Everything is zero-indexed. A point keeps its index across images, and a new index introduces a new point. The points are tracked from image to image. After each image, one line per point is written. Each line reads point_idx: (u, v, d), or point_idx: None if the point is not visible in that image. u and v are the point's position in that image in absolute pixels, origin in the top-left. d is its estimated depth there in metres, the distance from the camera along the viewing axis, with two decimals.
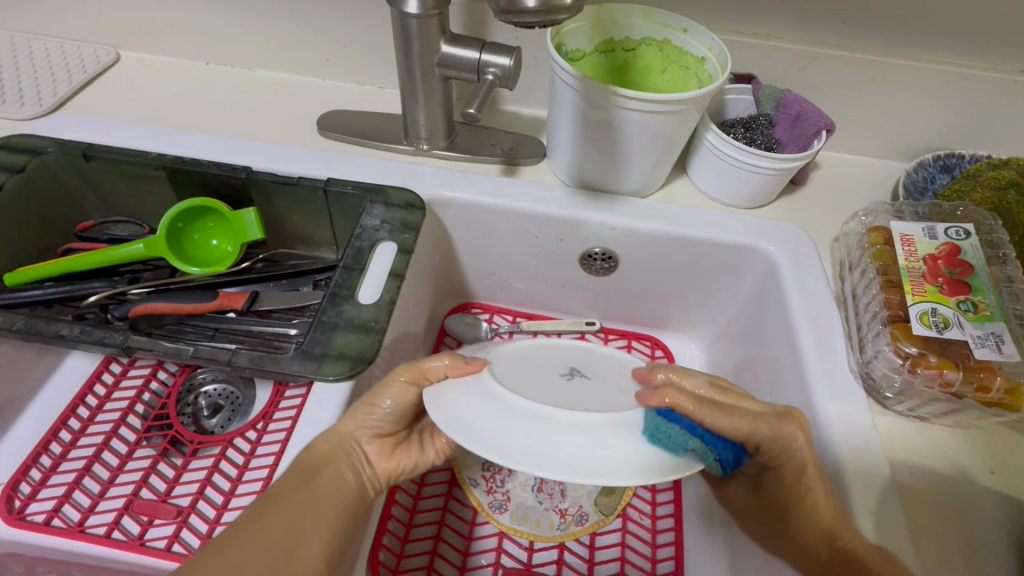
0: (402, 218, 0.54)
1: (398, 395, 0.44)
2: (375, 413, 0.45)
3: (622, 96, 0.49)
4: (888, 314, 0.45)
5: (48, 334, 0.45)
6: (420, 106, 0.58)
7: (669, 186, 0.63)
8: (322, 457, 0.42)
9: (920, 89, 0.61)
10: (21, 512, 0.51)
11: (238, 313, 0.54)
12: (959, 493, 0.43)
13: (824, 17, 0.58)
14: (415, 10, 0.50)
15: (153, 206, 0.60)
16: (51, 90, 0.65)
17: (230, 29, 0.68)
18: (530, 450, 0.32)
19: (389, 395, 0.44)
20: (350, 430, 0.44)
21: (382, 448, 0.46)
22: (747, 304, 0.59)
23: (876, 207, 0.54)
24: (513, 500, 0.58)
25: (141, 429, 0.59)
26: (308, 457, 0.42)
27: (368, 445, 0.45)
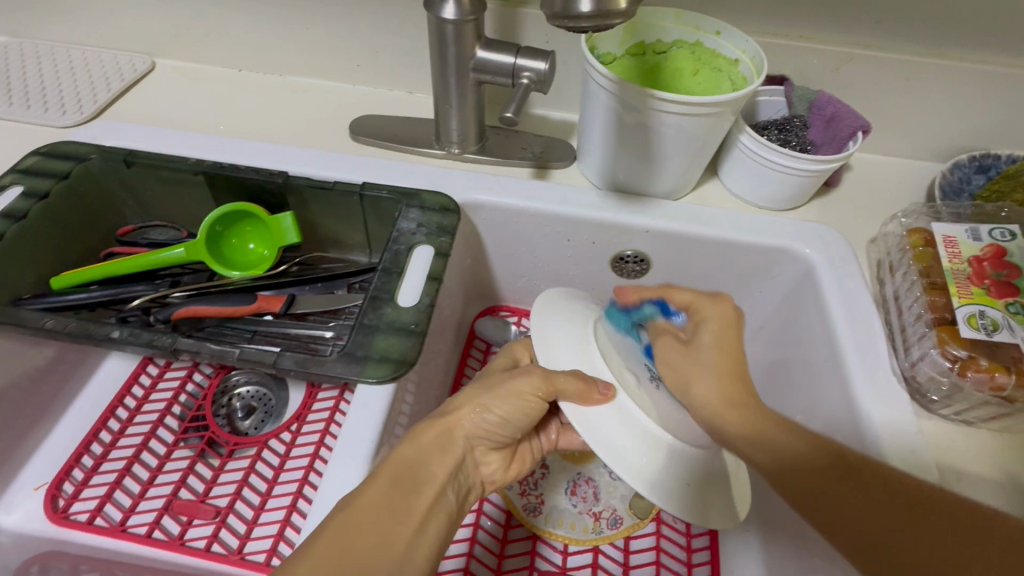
0: (437, 221, 0.54)
1: (522, 405, 0.44)
2: (494, 419, 0.44)
3: (661, 99, 0.49)
4: (933, 317, 0.45)
5: (98, 337, 0.46)
6: (453, 111, 0.59)
7: (701, 188, 0.63)
8: (424, 463, 0.41)
9: (957, 88, 0.60)
10: (65, 511, 0.52)
11: (276, 316, 0.55)
12: (1010, 498, 0.42)
13: (859, 18, 0.58)
14: (452, 16, 0.50)
15: (190, 211, 0.61)
16: (91, 98, 0.67)
17: (263, 36, 0.69)
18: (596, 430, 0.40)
19: (509, 406, 0.44)
20: (466, 434, 0.44)
21: (493, 454, 0.46)
22: (782, 306, 0.58)
23: (915, 209, 0.54)
24: (547, 503, 0.58)
25: (179, 430, 0.59)
26: (412, 461, 0.40)
27: (480, 453, 0.45)
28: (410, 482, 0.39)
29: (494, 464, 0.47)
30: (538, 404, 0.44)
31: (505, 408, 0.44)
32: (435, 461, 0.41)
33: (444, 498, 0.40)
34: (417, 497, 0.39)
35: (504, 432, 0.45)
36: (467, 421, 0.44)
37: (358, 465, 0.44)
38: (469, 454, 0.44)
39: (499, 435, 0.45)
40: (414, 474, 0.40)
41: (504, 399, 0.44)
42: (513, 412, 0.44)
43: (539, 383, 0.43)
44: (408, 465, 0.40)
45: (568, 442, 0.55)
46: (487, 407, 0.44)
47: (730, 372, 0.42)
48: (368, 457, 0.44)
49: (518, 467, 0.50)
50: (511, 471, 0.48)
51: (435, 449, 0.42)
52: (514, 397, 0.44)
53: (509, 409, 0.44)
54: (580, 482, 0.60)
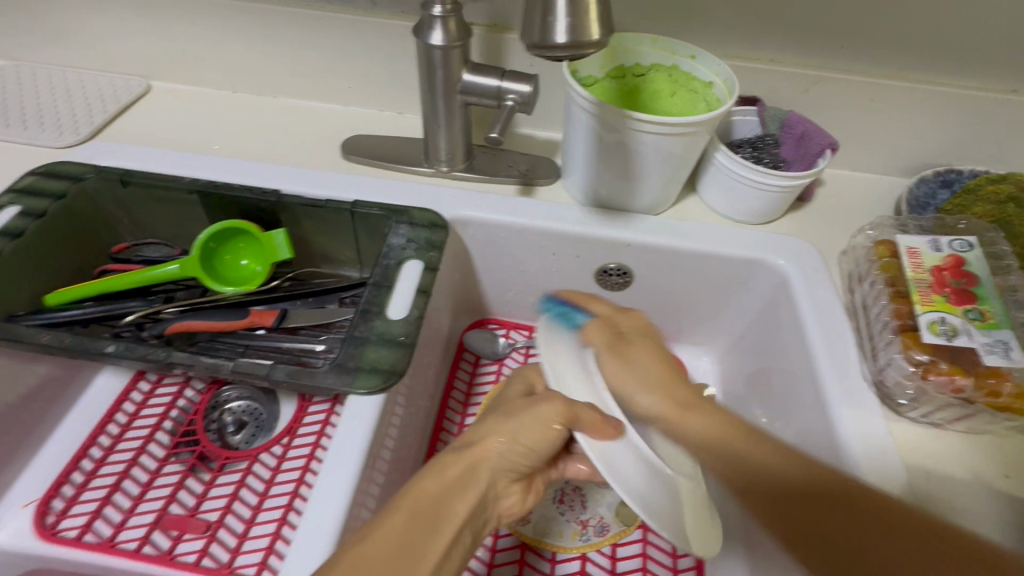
0: (426, 237, 0.56)
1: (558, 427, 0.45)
2: (519, 448, 0.45)
3: (638, 120, 0.52)
4: (898, 324, 0.47)
5: (94, 351, 0.47)
6: (441, 131, 0.61)
7: (681, 204, 0.65)
8: (444, 501, 0.41)
9: (919, 108, 0.63)
10: (54, 528, 0.52)
11: (268, 330, 0.56)
12: (976, 497, 0.44)
13: (824, 43, 0.62)
14: (440, 42, 0.53)
15: (184, 229, 0.63)
16: (87, 119, 0.68)
17: (257, 60, 0.71)
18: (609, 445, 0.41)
19: (541, 428, 0.45)
20: (490, 465, 0.44)
21: (512, 487, 0.46)
22: (759, 316, 0.60)
23: (882, 222, 0.56)
24: (535, 512, 0.59)
25: (170, 445, 0.60)
26: (426, 495, 0.40)
27: (503, 486, 0.45)
28: (429, 520, 0.39)
29: (513, 498, 0.47)
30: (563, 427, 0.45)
31: (538, 434, 0.45)
32: (456, 500, 0.41)
33: (462, 535, 0.40)
34: (435, 534, 0.39)
35: (523, 459, 0.45)
36: (493, 456, 0.44)
37: (349, 474, 0.45)
38: (491, 489, 0.44)
39: (518, 468, 0.45)
40: (435, 512, 0.40)
41: (531, 427, 0.45)
42: (539, 441, 0.45)
43: (562, 409, 0.43)
44: (428, 501, 0.40)
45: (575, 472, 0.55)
46: (526, 441, 0.45)
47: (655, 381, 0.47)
48: (358, 466, 0.45)
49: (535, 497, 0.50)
50: (529, 502, 0.49)
51: (456, 487, 0.42)
52: (538, 425, 0.44)
53: (533, 438, 0.45)
54: (568, 490, 0.61)
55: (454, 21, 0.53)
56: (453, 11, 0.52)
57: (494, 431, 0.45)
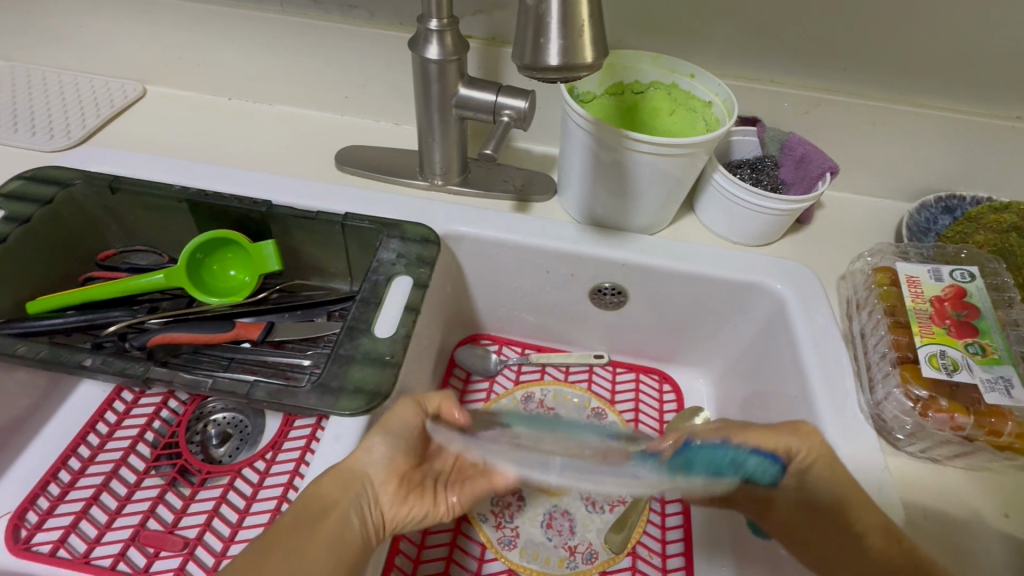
0: (417, 252, 0.55)
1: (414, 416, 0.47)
2: (389, 447, 0.45)
3: (635, 140, 0.51)
4: (897, 355, 0.46)
5: (71, 364, 0.46)
6: (436, 145, 0.60)
7: (678, 223, 0.65)
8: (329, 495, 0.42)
9: (921, 133, 0.63)
10: (27, 542, 0.50)
11: (254, 343, 0.55)
12: (977, 538, 0.43)
13: (825, 65, 0.61)
14: (436, 56, 0.52)
15: (173, 236, 0.62)
16: (80, 123, 0.68)
17: (254, 67, 0.70)
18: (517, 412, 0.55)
19: (400, 420, 0.46)
20: (364, 464, 0.45)
21: (393, 487, 0.46)
22: (757, 340, 0.59)
23: (881, 248, 0.56)
24: (522, 536, 0.57)
25: (151, 457, 0.59)
26: (314, 495, 0.42)
27: (382, 487, 0.45)
28: (308, 518, 0.40)
29: (397, 496, 0.46)
30: (414, 412, 0.47)
31: (391, 422, 0.46)
32: (335, 491, 0.42)
33: (347, 528, 0.42)
34: (322, 525, 0.41)
35: (393, 448, 0.46)
36: (363, 450, 0.45)
37: None
38: (368, 488, 0.45)
39: (390, 462, 0.46)
40: (319, 507, 0.41)
41: (392, 421, 0.46)
42: (403, 434, 0.46)
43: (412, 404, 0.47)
44: (316, 500, 0.41)
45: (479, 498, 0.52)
46: (386, 430, 0.46)
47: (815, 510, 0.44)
48: None
49: (432, 505, 0.49)
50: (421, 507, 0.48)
51: (334, 484, 0.42)
52: (401, 417, 0.46)
53: (399, 431, 0.46)
54: (556, 514, 0.59)
55: (450, 35, 0.52)
56: (450, 26, 0.52)
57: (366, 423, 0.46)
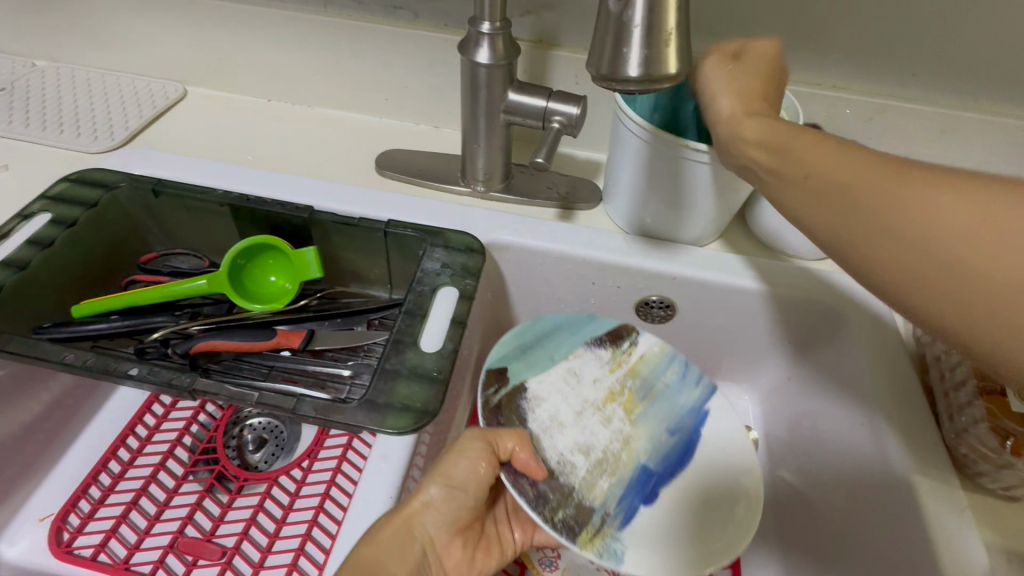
0: (462, 262, 0.53)
1: (482, 463, 0.45)
2: (454, 506, 0.45)
3: (695, 148, 0.49)
4: (980, 386, 0.43)
5: (117, 373, 0.45)
6: (480, 151, 0.58)
7: (729, 235, 0.62)
8: (385, 563, 0.41)
9: (994, 143, 0.59)
10: (69, 546, 0.51)
11: (294, 352, 0.54)
12: None
13: (894, 70, 0.57)
14: (486, 60, 0.50)
15: (213, 240, 0.61)
16: (123, 124, 0.68)
17: (293, 69, 0.70)
18: (533, 374, 0.53)
19: (466, 462, 0.44)
20: (426, 524, 0.44)
21: (454, 546, 0.47)
22: (814, 358, 0.56)
23: None
24: (564, 558, 0.55)
25: (189, 462, 0.58)
26: (366, 560, 0.40)
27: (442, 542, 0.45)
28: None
29: (457, 557, 0.47)
30: (486, 462, 0.45)
31: (456, 471, 0.44)
32: (394, 561, 0.41)
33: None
34: None
35: (457, 502, 0.45)
36: (425, 504, 0.43)
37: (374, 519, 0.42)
38: (428, 549, 0.44)
39: (453, 516, 0.45)
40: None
41: (455, 463, 0.45)
42: (468, 479, 0.45)
43: (480, 436, 0.45)
44: (369, 566, 0.40)
45: (544, 538, 0.53)
46: (451, 481, 0.45)
47: (789, 147, 0.34)
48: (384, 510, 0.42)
49: (486, 555, 0.49)
50: (477, 561, 0.48)
51: (394, 548, 0.41)
52: (466, 458, 0.44)
53: (461, 476, 0.44)
54: None
55: (502, 39, 0.50)
56: (502, 30, 0.50)
57: (429, 474, 0.45)
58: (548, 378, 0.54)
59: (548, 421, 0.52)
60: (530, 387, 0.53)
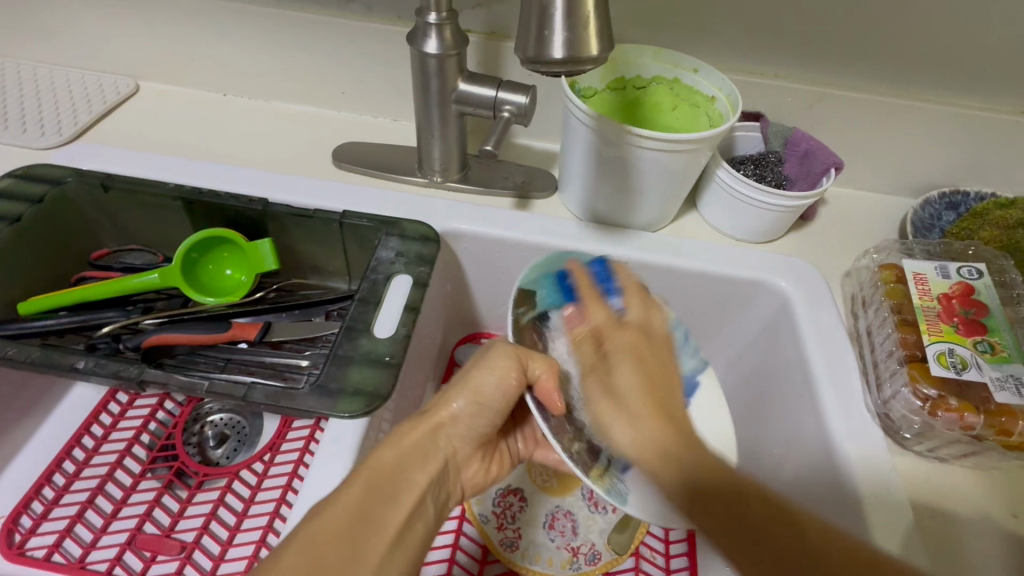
0: (417, 251, 0.54)
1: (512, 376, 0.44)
2: (483, 418, 0.45)
3: (637, 135, 0.50)
4: (905, 354, 0.45)
5: (63, 366, 0.45)
6: (435, 141, 0.59)
7: (681, 220, 0.64)
8: (405, 468, 0.40)
9: (925, 129, 0.62)
10: (20, 547, 0.49)
11: (251, 344, 0.54)
12: (981, 537, 0.42)
13: (830, 59, 0.60)
14: (435, 50, 0.51)
15: (167, 236, 0.61)
16: (72, 120, 0.66)
17: (248, 63, 0.69)
18: (557, 305, 0.51)
19: (494, 374, 0.44)
20: (449, 434, 0.44)
21: (472, 458, 0.47)
22: (760, 336, 0.58)
23: (887, 245, 0.55)
24: (524, 538, 0.57)
25: (146, 460, 0.58)
26: (385, 465, 0.39)
27: (462, 455, 0.45)
28: (383, 495, 0.37)
29: (473, 468, 0.47)
30: (518, 378, 0.44)
31: (485, 387, 0.44)
32: (416, 468, 0.41)
33: (423, 506, 0.39)
34: (396, 505, 0.38)
35: (484, 418, 0.45)
36: (452, 417, 0.44)
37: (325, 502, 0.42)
38: (450, 459, 0.44)
39: (479, 430, 0.45)
40: (393, 483, 0.39)
41: (483, 373, 0.44)
42: (495, 393, 0.44)
43: (512, 352, 0.44)
44: (388, 470, 0.39)
45: (543, 456, 0.56)
46: (481, 398, 0.44)
47: (646, 381, 0.42)
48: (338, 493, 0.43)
49: (498, 470, 0.51)
50: (492, 473, 0.49)
51: (417, 456, 0.41)
52: (494, 371, 0.44)
53: (490, 388, 0.44)
54: (558, 515, 0.58)
55: (449, 29, 0.51)
56: (449, 19, 0.51)
57: (458, 387, 0.45)
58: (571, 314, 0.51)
59: (566, 355, 0.48)
60: (552, 317, 0.50)
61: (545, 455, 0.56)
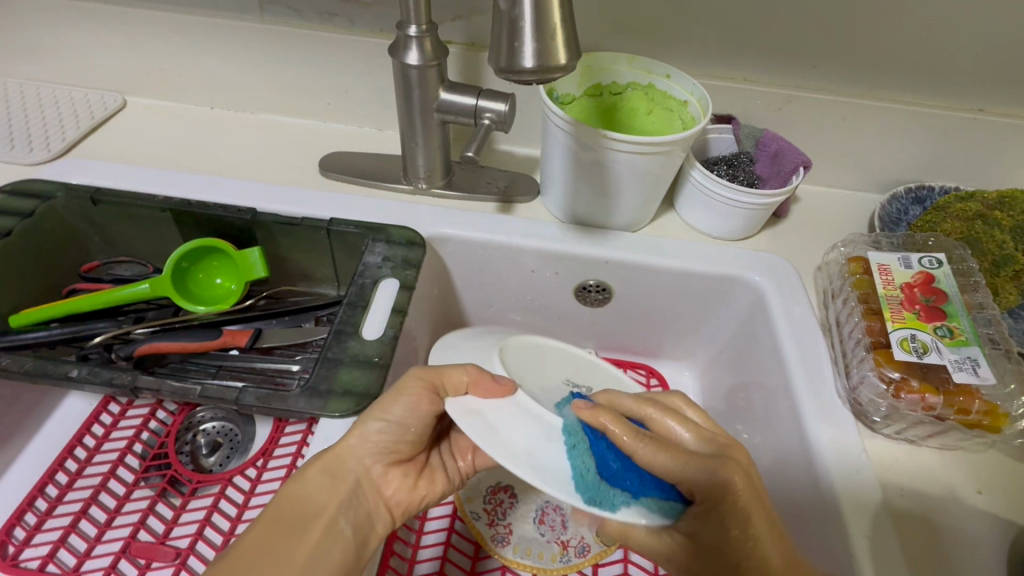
0: (403, 255, 0.56)
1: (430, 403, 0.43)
2: (392, 431, 0.44)
3: (613, 139, 0.52)
4: (870, 341, 0.48)
5: (57, 375, 0.46)
6: (419, 149, 0.61)
7: (660, 220, 0.66)
8: (310, 496, 0.42)
9: (888, 128, 0.65)
10: (14, 558, 0.49)
11: (242, 350, 0.55)
12: (947, 512, 0.44)
13: (797, 64, 0.63)
14: (416, 62, 0.53)
15: (158, 247, 0.62)
16: (60, 135, 0.67)
17: (234, 77, 0.71)
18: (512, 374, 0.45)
19: (405, 401, 0.43)
20: (359, 455, 0.44)
21: (390, 474, 0.47)
22: (738, 331, 0.60)
23: (854, 238, 0.58)
24: (515, 533, 0.58)
25: (140, 469, 0.58)
26: (291, 496, 0.41)
27: (379, 477, 0.46)
28: (290, 527, 0.39)
29: (395, 484, 0.47)
30: (430, 400, 0.43)
31: (395, 409, 0.44)
32: (325, 493, 0.42)
33: (336, 530, 0.41)
34: (302, 536, 0.39)
35: (398, 435, 0.45)
36: (362, 439, 0.44)
37: None
38: (363, 478, 0.45)
39: (391, 447, 0.45)
40: (299, 515, 0.40)
41: (392, 401, 0.44)
42: (410, 412, 0.44)
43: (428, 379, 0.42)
44: (294, 505, 0.40)
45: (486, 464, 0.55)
46: (388, 415, 0.44)
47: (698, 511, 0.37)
48: None
49: (428, 489, 0.50)
50: (420, 490, 0.49)
51: (323, 480, 0.42)
52: (407, 396, 0.43)
53: (399, 410, 0.44)
54: (548, 510, 0.60)
55: (429, 40, 0.53)
56: (429, 31, 0.52)
57: (366, 411, 0.44)
58: (499, 414, 0.37)
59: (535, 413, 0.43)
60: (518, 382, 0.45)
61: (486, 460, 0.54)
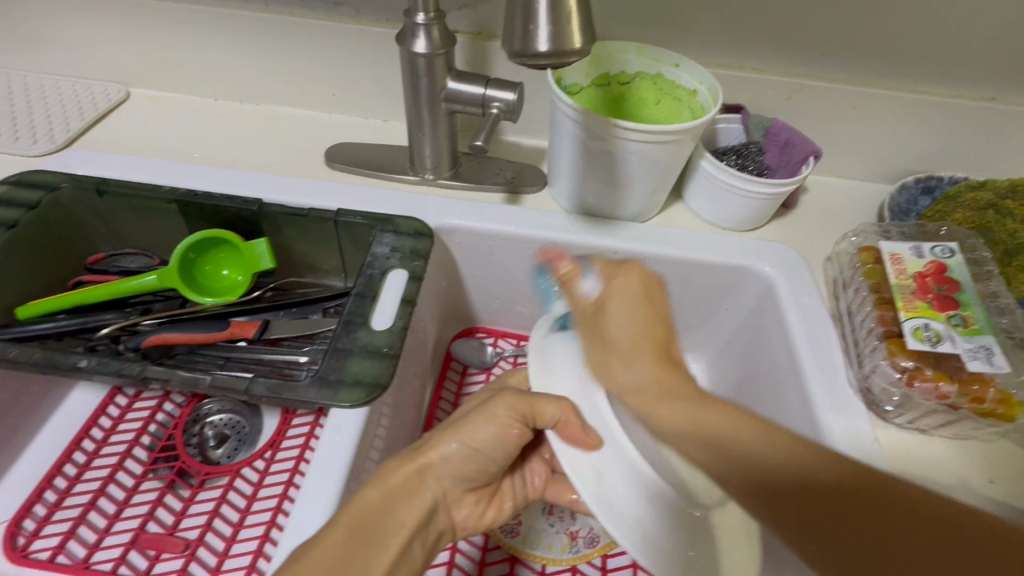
0: (411, 246, 0.55)
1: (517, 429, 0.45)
2: (474, 458, 0.45)
3: (623, 128, 0.52)
4: (883, 330, 0.48)
5: (65, 366, 0.45)
6: (426, 139, 0.60)
7: (668, 210, 0.66)
8: (389, 508, 0.39)
9: (898, 117, 0.64)
10: (24, 550, 0.48)
11: (250, 342, 0.55)
12: (960, 501, 0.44)
13: (807, 52, 0.62)
14: (424, 50, 0.52)
15: (163, 238, 0.61)
16: (64, 127, 0.67)
17: (239, 67, 0.70)
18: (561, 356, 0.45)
19: (494, 426, 0.45)
20: (440, 474, 0.44)
21: (464, 498, 0.46)
22: (747, 322, 0.60)
23: (865, 227, 0.57)
24: (524, 524, 0.58)
25: (148, 461, 0.58)
26: (366, 504, 0.38)
27: (455, 499, 0.45)
28: (370, 537, 0.37)
29: (467, 509, 0.47)
30: (519, 428, 0.45)
31: (481, 434, 0.45)
32: (403, 506, 0.40)
33: (409, 552, 0.39)
34: (377, 550, 0.37)
35: (476, 462, 0.45)
36: (443, 457, 0.44)
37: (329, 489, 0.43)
38: (440, 500, 0.44)
39: (468, 473, 0.45)
40: (374, 527, 0.38)
41: (483, 424, 0.45)
42: (496, 440, 0.45)
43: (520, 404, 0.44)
44: (371, 515, 0.38)
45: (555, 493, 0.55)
46: (474, 441, 0.45)
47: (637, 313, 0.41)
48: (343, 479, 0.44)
49: (495, 515, 0.50)
50: (488, 517, 0.49)
51: (403, 492, 0.41)
52: (494, 423, 0.45)
53: (486, 436, 0.45)
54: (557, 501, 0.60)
55: (437, 29, 0.52)
56: (437, 19, 0.52)
57: (452, 429, 0.45)
58: (605, 467, 0.39)
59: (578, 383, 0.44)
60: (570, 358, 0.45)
61: (559, 494, 0.55)
